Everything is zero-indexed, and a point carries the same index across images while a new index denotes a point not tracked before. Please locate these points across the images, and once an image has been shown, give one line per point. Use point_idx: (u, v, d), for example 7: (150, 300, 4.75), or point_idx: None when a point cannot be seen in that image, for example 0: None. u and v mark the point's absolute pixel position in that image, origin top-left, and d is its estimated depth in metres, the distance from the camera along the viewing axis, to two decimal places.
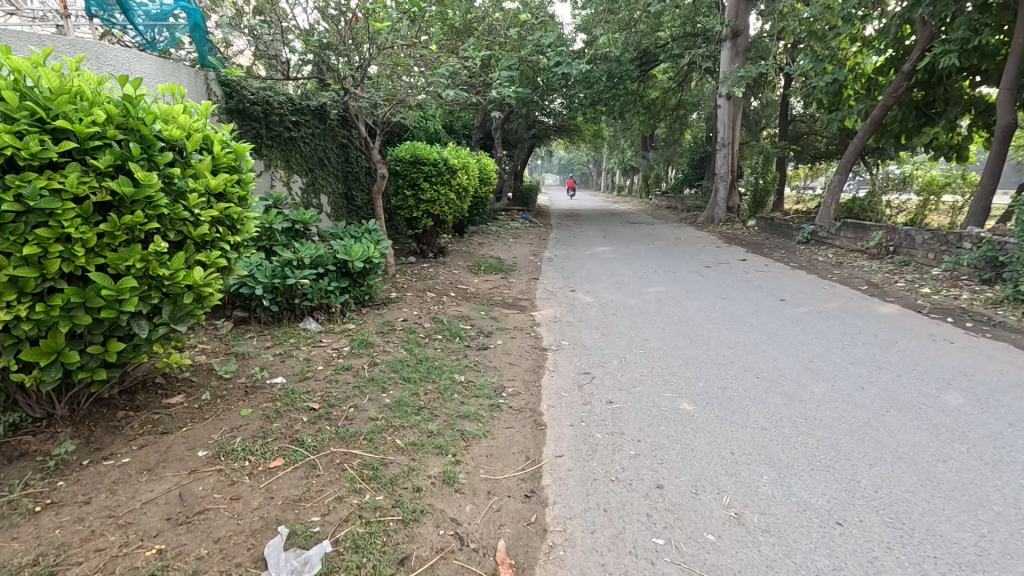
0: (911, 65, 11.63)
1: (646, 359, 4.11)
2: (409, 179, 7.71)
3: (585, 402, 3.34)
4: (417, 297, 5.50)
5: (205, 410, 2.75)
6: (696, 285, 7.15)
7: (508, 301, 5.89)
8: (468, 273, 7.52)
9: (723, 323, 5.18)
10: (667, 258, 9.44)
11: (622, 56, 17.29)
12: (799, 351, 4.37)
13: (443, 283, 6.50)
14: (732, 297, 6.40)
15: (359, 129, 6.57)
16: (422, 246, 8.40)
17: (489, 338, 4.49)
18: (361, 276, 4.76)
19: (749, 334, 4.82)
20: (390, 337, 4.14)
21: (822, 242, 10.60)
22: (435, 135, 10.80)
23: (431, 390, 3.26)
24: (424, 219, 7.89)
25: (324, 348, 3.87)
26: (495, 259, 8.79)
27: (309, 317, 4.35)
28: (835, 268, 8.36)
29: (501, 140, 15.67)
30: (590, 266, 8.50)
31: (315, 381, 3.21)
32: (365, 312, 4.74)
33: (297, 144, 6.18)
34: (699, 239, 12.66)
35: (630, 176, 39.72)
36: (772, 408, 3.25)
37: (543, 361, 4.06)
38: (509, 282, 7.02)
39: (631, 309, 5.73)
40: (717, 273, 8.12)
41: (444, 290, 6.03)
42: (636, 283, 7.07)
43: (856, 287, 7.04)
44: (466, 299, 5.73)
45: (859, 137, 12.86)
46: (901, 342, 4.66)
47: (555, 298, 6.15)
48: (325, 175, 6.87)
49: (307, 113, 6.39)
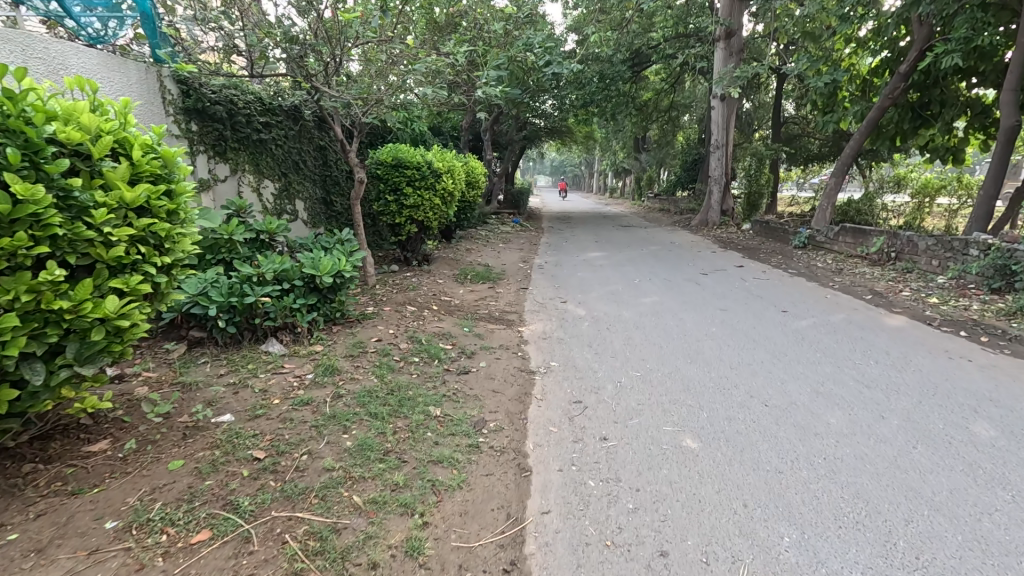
0: (908, 65, 11.39)
1: (643, 384, 3.74)
2: (390, 183, 7.30)
3: (577, 440, 2.95)
4: (397, 312, 5.10)
5: (129, 461, 2.33)
6: (692, 294, 6.81)
7: (495, 315, 5.51)
8: (454, 282, 7.13)
9: (725, 339, 4.82)
10: (661, 264, 9.10)
11: (614, 56, 16.97)
12: (808, 372, 4.02)
13: (426, 295, 6.11)
14: (732, 308, 6.05)
15: (336, 131, 6.17)
16: (406, 254, 8.01)
17: (472, 360, 4.10)
18: (332, 291, 4.35)
19: (753, 352, 4.46)
20: (361, 362, 3.74)
21: (819, 247, 10.33)
22: (421, 136, 10.40)
23: (402, 429, 2.87)
24: (407, 226, 7.50)
25: (285, 376, 3.46)
26: (482, 266, 8.40)
27: (271, 339, 3.93)
28: (835, 275, 8.07)
29: (490, 142, 15.29)
30: (582, 274, 8.15)
31: (268, 419, 2.81)
32: (336, 331, 4.33)
33: (267, 146, 5.76)
34: (694, 243, 12.35)
35: (622, 177, 39.46)
36: (785, 444, 2.89)
37: (530, 387, 3.67)
38: (497, 292, 6.64)
39: (626, 323, 5.36)
40: (714, 280, 7.80)
41: (426, 303, 5.64)
42: (630, 292, 6.72)
43: (860, 296, 6.73)
44: (450, 314, 5.35)
45: (856, 140, 12.61)
46: (916, 360, 4.31)
47: (545, 310, 5.78)
48: (300, 179, 6.46)
49: (280, 113, 5.97)
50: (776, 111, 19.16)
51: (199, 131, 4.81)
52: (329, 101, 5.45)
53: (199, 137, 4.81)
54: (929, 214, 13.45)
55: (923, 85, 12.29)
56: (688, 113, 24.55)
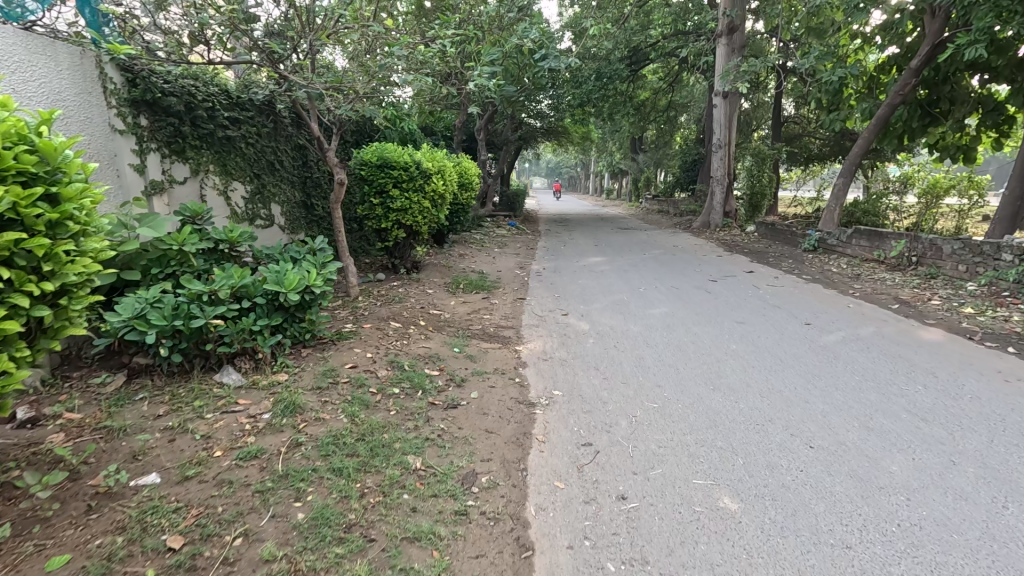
0: (919, 60, 10.96)
1: (663, 420, 3.18)
2: (376, 185, 6.75)
3: (589, 500, 2.40)
4: (378, 331, 4.52)
5: (1, 555, 1.77)
6: (703, 304, 6.28)
7: (489, 331, 4.94)
8: (444, 292, 6.57)
9: (748, 359, 4.28)
10: (666, 270, 8.57)
11: (612, 54, 16.50)
12: (849, 400, 3.49)
13: (412, 308, 5.54)
14: (749, 320, 5.53)
15: (313, 127, 5.59)
16: (394, 261, 7.47)
17: (462, 389, 3.55)
18: (301, 309, 3.78)
19: (782, 375, 3.93)
20: (330, 396, 3.16)
21: (831, 250, 9.82)
22: (410, 135, 9.84)
23: (372, 492, 2.29)
24: (394, 230, 6.97)
25: (236, 417, 2.87)
26: (477, 274, 7.86)
27: (226, 367, 3.36)
28: (854, 282, 7.55)
29: (485, 141, 14.74)
30: (584, 281, 7.62)
31: (202, 481, 2.23)
32: (306, 355, 3.75)
33: (235, 144, 5.19)
34: (698, 247, 11.82)
35: (619, 178, 38.99)
36: (846, 505, 2.35)
37: (530, 425, 3.11)
38: (492, 303, 6.09)
39: (636, 339, 4.81)
40: (724, 288, 7.29)
41: (413, 319, 5.07)
42: (637, 302, 6.19)
43: (886, 305, 6.20)
44: (439, 331, 4.78)
45: (864, 138, 12.16)
46: (971, 383, 3.78)
47: (543, 324, 5.23)
48: (276, 181, 5.91)
49: (250, 108, 5.39)
50: (777, 110, 18.71)
51: (149, 127, 4.23)
52: (299, 93, 4.86)
53: (150, 133, 4.23)
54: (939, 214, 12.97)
55: (933, 81, 11.86)
56: (687, 113, 24.09)
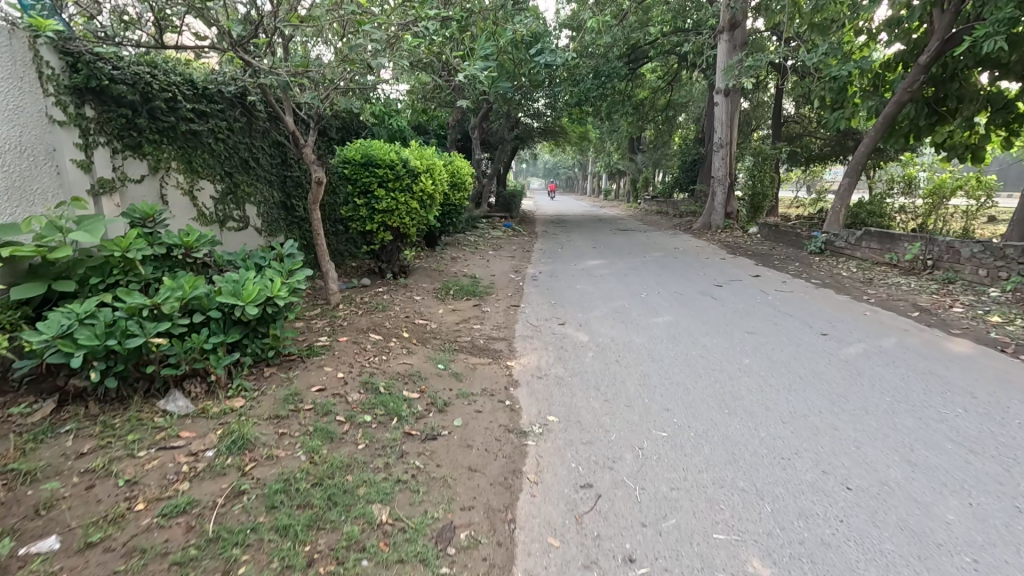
0: (928, 56, 10.59)
1: (675, 453, 2.76)
2: (360, 184, 6.35)
3: (589, 565, 1.97)
4: (356, 346, 4.09)
5: None
6: (710, 311, 5.87)
7: (479, 344, 4.51)
8: (433, 299, 6.15)
9: (764, 376, 3.87)
10: (668, 274, 8.17)
11: (610, 52, 16.14)
12: (884, 426, 3.08)
13: (397, 317, 5.11)
14: (760, 330, 5.12)
15: (288, 123, 5.15)
16: (381, 264, 7.04)
17: (444, 415, 3.11)
18: (263, 323, 3.35)
19: (805, 396, 3.51)
20: (289, 427, 2.73)
21: (839, 253, 9.44)
22: (400, 133, 9.41)
23: (322, 558, 1.87)
24: (380, 233, 6.56)
25: (173, 456, 2.44)
26: (469, 278, 7.44)
27: (172, 392, 2.92)
28: (867, 287, 7.16)
29: (479, 140, 14.28)
30: (582, 286, 7.21)
31: (108, 552, 1.82)
32: (269, 375, 3.32)
33: (201, 139, 4.79)
34: (699, 249, 11.42)
35: (616, 179, 38.67)
36: (903, 570, 1.94)
37: (521, 461, 2.68)
38: (484, 311, 5.67)
39: (639, 352, 4.39)
40: (730, 293, 6.89)
41: (396, 330, 4.64)
42: (639, 310, 5.78)
43: (906, 313, 5.81)
44: (423, 344, 4.35)
45: (870, 137, 11.80)
46: (1017, 406, 3.36)
47: (539, 336, 4.81)
48: (251, 180, 5.50)
49: (220, 101, 4.99)
50: (777, 109, 18.38)
51: (96, 118, 3.81)
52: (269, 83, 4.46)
53: (98, 125, 3.82)
54: (944, 216, 12.31)
55: (940, 78, 11.52)
56: (685, 113, 23.74)
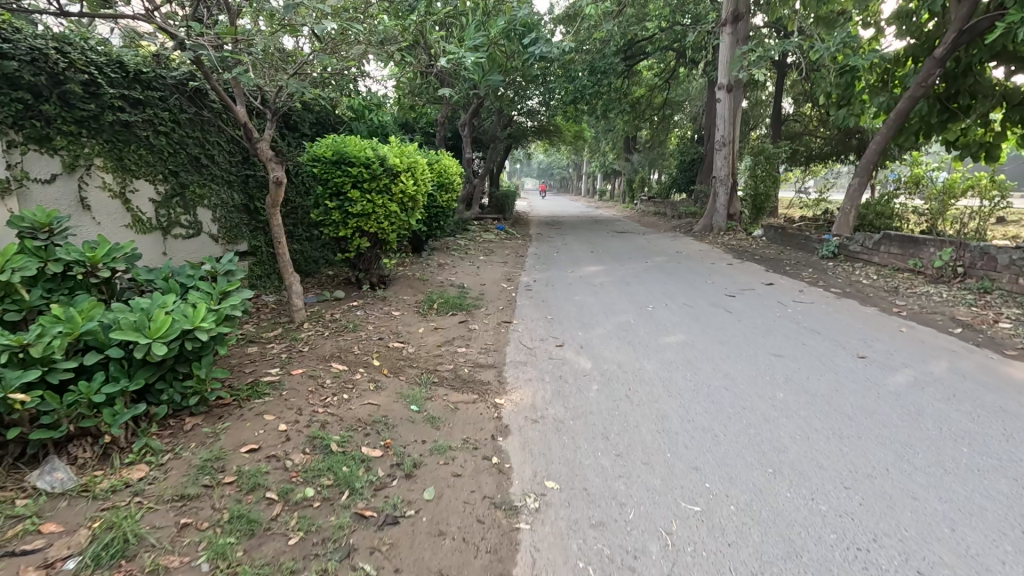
0: (945, 48, 9.97)
1: (716, 543, 2.08)
2: (332, 185, 5.65)
3: None
4: (312, 380, 3.38)
5: None
6: (727, 328, 5.21)
7: (463, 375, 3.81)
8: (415, 313, 5.45)
9: (807, 417, 3.20)
10: (673, 282, 7.51)
11: (606, 48, 15.54)
12: (975, 493, 2.42)
13: (369, 339, 4.40)
14: (788, 352, 4.46)
15: (239, 112, 4.29)
16: (357, 274, 6.33)
17: (412, 483, 2.41)
18: (183, 361, 2.63)
19: (865, 448, 2.84)
20: (196, 515, 2.02)
21: (855, 258, 8.82)
22: (381, 130, 8.69)
23: None
24: (355, 239, 5.87)
25: (17, 570, 1.73)
26: (456, 289, 6.75)
27: (50, 460, 2.21)
28: (893, 297, 6.54)
29: (469, 138, 13.56)
30: (580, 297, 6.54)
31: None
32: (189, 430, 2.60)
33: (135, 132, 4.16)
34: (703, 253, 10.77)
35: (611, 179, 38.17)
36: None
37: (511, 561, 1.98)
38: (472, 329, 4.98)
39: (653, 383, 3.70)
40: (745, 305, 6.23)
41: (365, 358, 3.94)
42: (647, 327, 5.09)
43: (947, 329, 5.18)
44: (395, 377, 3.65)
45: (881, 135, 11.19)
46: None
47: (533, 361, 4.12)
48: (203, 180, 4.83)
49: (161, 89, 4.33)
50: (777, 109, 17.84)
51: None
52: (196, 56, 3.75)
53: None
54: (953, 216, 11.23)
55: (954, 72, 10.96)
56: (683, 112, 23.18)
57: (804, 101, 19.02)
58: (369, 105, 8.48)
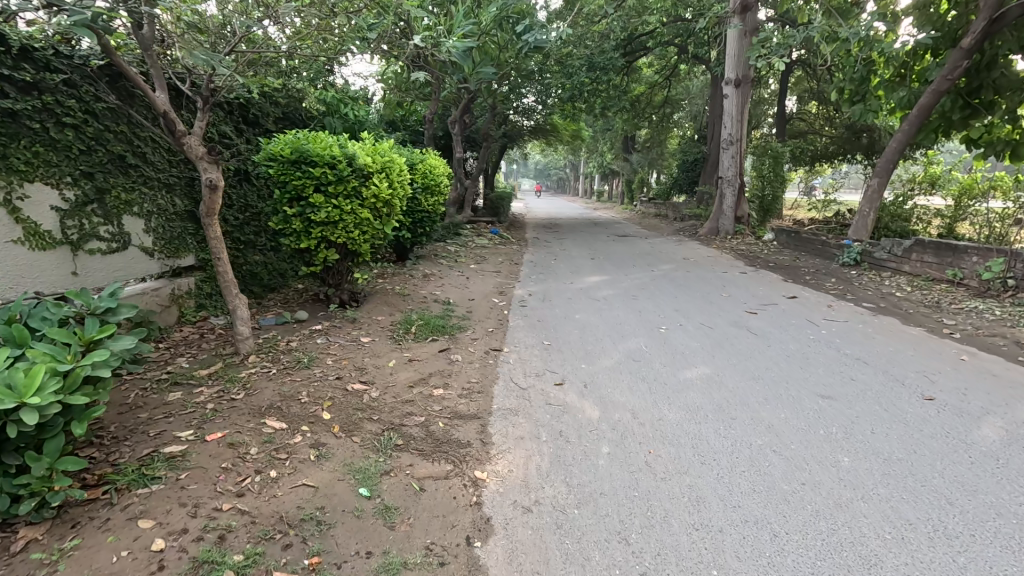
0: (973, 38, 8.88)
1: None
2: (291, 189, 4.84)
3: None
4: (231, 448, 2.55)
5: None
6: (756, 356, 4.40)
7: (436, 432, 2.98)
8: (389, 339, 4.64)
9: (893, 500, 2.39)
10: (685, 295, 6.71)
11: (605, 42, 14.67)
12: None
13: (325, 379, 3.58)
14: (836, 392, 3.65)
15: (156, 98, 3.40)
16: (326, 290, 5.52)
17: None
18: (11, 451, 1.83)
19: (988, 558, 2.03)
20: None
21: (881, 266, 8.03)
22: (358, 126, 7.83)
23: None
24: (320, 251, 5.06)
25: None
26: (441, 305, 5.95)
27: None
28: (938, 314, 5.75)
29: (460, 136, 12.71)
30: (581, 315, 5.71)
31: None
32: (15, 554, 1.79)
33: (24, 123, 3.39)
34: (712, 260, 9.96)
35: (609, 180, 37.49)
36: None
37: None
38: (455, 361, 4.16)
39: (680, 443, 2.89)
40: (770, 324, 5.42)
41: (312, 411, 3.10)
42: (663, 358, 4.28)
43: (1018, 356, 4.39)
44: (347, 440, 2.81)
45: (901, 135, 10.08)
46: None
47: (527, 408, 3.31)
48: (131, 184, 4.13)
49: (63, 71, 3.60)
50: (782, 106, 17.15)
51: None
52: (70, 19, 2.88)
53: None
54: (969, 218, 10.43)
55: (980, 63, 9.74)
56: (683, 110, 22.37)
57: (810, 98, 18.22)
58: (343, 97, 7.58)
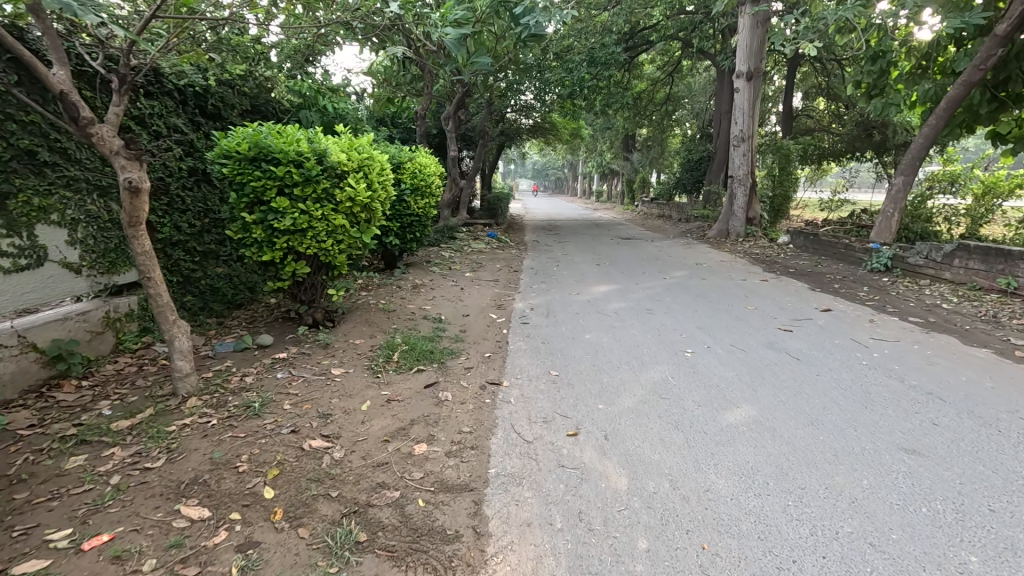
0: (1010, 23, 7.77)
1: None
2: (248, 191, 4.06)
3: None
4: (115, 566, 1.81)
5: None
6: (807, 391, 3.63)
7: (414, 516, 2.23)
8: (366, 368, 3.89)
9: None
10: (706, 308, 5.96)
11: (606, 34, 13.91)
12: None
13: (277, 433, 2.81)
14: (921, 444, 2.90)
15: (50, 78, 2.65)
16: (298, 308, 4.75)
17: None
18: None
19: None
20: None
21: (915, 272, 7.30)
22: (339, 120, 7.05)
23: None
24: (287, 264, 4.29)
25: None
26: (432, 322, 5.21)
27: None
28: (999, 330, 5.04)
29: (454, 133, 11.98)
30: (592, 334, 4.95)
31: None
32: None
33: None
34: (727, 265, 9.24)
35: (608, 181, 36.86)
36: None
37: None
38: (444, 400, 3.41)
39: (741, 533, 2.14)
40: (811, 345, 4.67)
41: (250, 486, 2.33)
42: (696, 395, 3.51)
43: None
44: (290, 536, 2.05)
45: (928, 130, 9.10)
46: None
47: (535, 474, 2.55)
48: (44, 187, 3.37)
49: None
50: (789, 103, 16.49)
51: None
52: None
53: None
54: (994, 219, 9.80)
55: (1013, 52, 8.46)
56: (685, 107, 21.66)
57: (818, 95, 17.56)
58: (322, 88, 6.79)
